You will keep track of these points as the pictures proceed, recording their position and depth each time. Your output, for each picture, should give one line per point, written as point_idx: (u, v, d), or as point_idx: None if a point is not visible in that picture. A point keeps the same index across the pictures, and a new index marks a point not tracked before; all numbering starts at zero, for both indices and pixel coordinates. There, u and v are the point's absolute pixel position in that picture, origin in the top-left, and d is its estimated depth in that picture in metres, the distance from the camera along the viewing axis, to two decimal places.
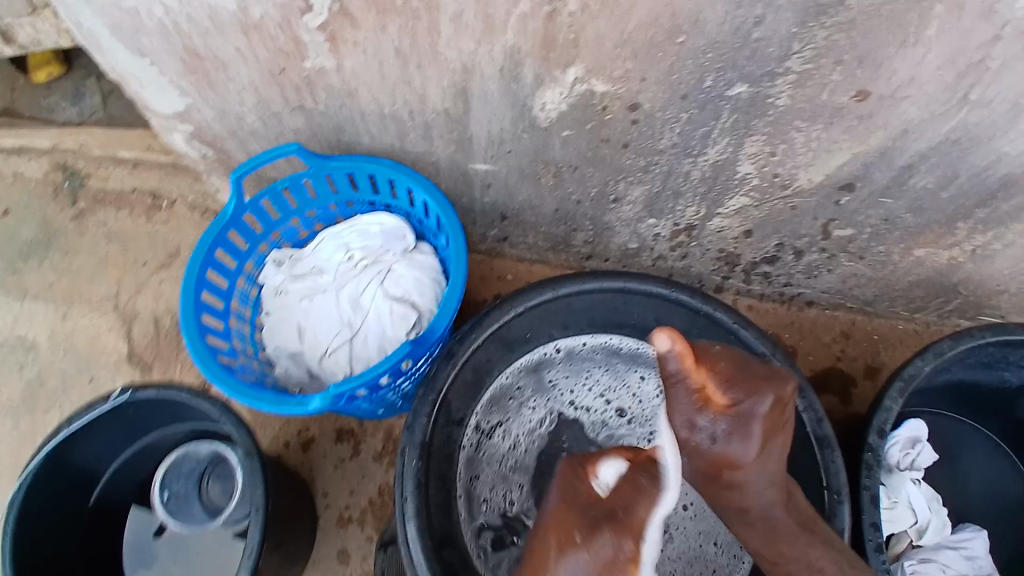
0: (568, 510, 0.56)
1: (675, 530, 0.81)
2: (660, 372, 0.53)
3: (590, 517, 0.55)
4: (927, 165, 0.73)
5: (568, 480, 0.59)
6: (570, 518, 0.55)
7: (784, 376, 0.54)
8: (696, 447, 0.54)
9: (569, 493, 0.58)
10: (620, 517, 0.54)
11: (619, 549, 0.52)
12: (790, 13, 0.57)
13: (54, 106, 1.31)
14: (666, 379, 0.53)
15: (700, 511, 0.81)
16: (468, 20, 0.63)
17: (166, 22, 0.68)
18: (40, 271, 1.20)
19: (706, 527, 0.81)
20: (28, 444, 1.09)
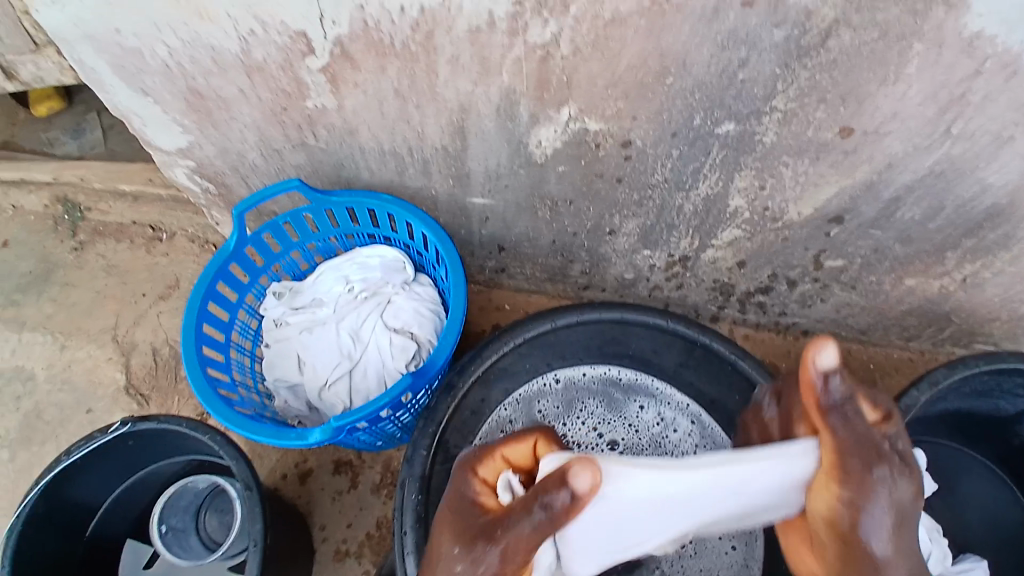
0: (460, 518, 0.53)
1: (671, 566, 0.80)
2: (823, 395, 0.50)
3: (476, 524, 0.51)
4: (913, 197, 0.74)
5: (465, 485, 0.56)
6: (459, 524, 0.52)
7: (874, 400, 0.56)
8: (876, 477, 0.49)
9: (462, 503, 0.54)
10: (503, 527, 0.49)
11: (503, 567, 0.49)
12: (772, 55, 0.59)
13: (54, 141, 1.33)
14: (832, 402, 0.50)
15: (700, 548, 0.80)
16: (464, 62, 0.65)
17: (171, 64, 0.70)
18: (39, 304, 1.21)
19: (707, 563, 0.80)
20: (23, 476, 1.09)
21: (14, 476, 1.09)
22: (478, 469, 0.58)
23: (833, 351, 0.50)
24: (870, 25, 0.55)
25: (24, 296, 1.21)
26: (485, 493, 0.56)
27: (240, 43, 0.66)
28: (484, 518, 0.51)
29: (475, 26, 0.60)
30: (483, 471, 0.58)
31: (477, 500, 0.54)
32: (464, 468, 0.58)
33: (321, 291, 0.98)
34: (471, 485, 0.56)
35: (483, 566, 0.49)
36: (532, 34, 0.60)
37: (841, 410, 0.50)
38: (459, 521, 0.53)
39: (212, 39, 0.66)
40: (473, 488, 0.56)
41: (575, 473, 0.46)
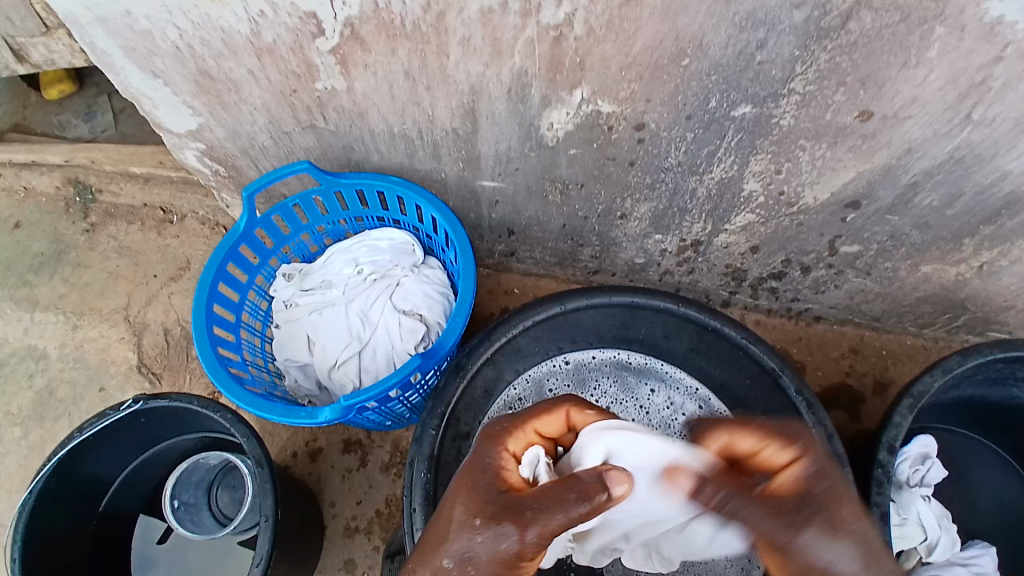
0: (483, 492, 0.50)
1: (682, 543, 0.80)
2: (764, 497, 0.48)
3: (500, 501, 0.49)
4: (931, 183, 0.73)
5: (492, 456, 0.54)
6: (481, 498, 0.49)
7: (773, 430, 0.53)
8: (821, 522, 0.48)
9: (486, 473, 0.52)
10: (530, 513, 0.47)
11: (523, 548, 0.47)
12: (792, 37, 0.58)
13: (65, 123, 1.33)
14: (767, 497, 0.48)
15: None
16: (477, 43, 0.64)
17: (179, 45, 0.69)
18: (51, 284, 1.21)
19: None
20: (39, 453, 1.11)
21: (28, 452, 1.11)
22: (507, 441, 0.55)
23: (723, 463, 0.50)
24: (892, 8, 0.53)
25: (36, 276, 1.22)
26: (508, 465, 0.54)
27: (250, 24, 0.65)
28: (511, 496, 0.49)
29: (487, 7, 0.59)
30: (512, 442, 0.55)
31: (501, 473, 0.52)
32: (491, 441, 0.55)
33: (331, 273, 0.97)
34: (496, 458, 0.53)
35: (504, 543, 0.46)
36: (546, 15, 0.59)
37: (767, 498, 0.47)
38: (483, 495, 0.50)
39: (222, 21, 0.65)
40: (500, 462, 0.53)
41: (614, 479, 0.50)
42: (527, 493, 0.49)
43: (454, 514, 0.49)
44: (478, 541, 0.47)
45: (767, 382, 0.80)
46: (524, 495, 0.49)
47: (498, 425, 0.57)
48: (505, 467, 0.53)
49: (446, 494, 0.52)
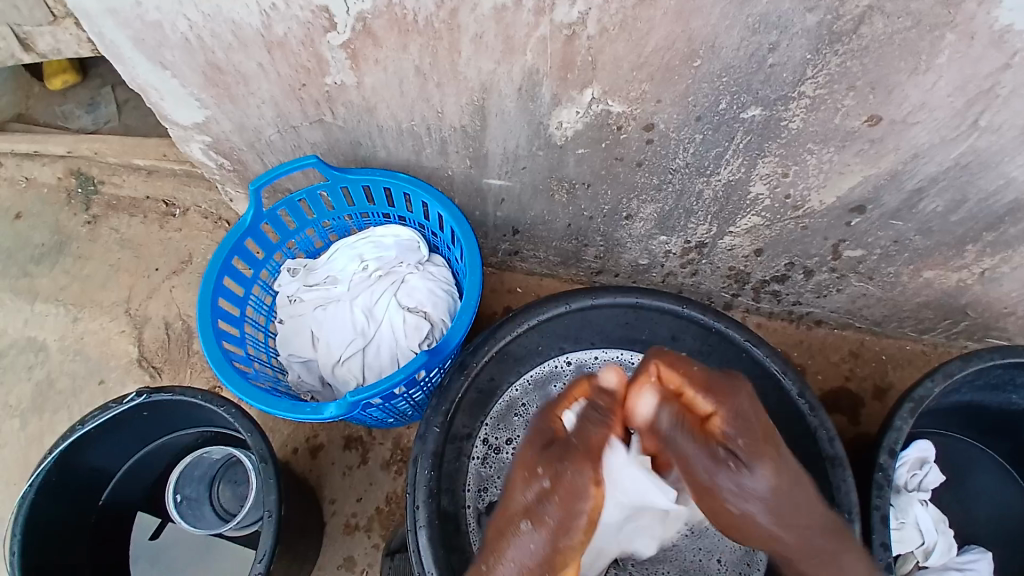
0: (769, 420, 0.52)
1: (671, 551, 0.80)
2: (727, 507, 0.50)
3: (548, 453, 0.51)
4: (936, 189, 0.73)
5: (671, 371, 0.54)
6: (533, 457, 0.52)
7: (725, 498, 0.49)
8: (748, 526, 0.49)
9: (753, 440, 0.49)
10: (574, 443, 0.51)
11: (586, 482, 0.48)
12: (804, 40, 0.58)
13: (68, 114, 1.33)
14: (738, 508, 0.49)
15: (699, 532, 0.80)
16: (490, 41, 0.64)
17: (189, 37, 0.69)
18: (51, 276, 1.21)
19: (708, 545, 0.80)
20: (36, 445, 1.10)
21: (26, 444, 1.11)
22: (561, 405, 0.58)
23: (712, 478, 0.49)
24: (903, 14, 0.54)
25: (36, 268, 1.22)
26: (689, 393, 0.52)
27: (262, 18, 0.65)
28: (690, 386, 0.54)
29: (501, 4, 0.59)
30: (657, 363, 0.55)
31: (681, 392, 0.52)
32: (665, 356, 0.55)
33: (335, 268, 0.97)
34: (698, 391, 0.51)
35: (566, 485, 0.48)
36: (560, 14, 0.59)
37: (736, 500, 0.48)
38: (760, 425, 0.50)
39: (233, 14, 0.65)
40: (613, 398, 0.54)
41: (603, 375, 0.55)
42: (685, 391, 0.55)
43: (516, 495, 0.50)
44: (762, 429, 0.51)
45: (771, 385, 0.80)
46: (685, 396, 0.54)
47: (689, 365, 0.54)
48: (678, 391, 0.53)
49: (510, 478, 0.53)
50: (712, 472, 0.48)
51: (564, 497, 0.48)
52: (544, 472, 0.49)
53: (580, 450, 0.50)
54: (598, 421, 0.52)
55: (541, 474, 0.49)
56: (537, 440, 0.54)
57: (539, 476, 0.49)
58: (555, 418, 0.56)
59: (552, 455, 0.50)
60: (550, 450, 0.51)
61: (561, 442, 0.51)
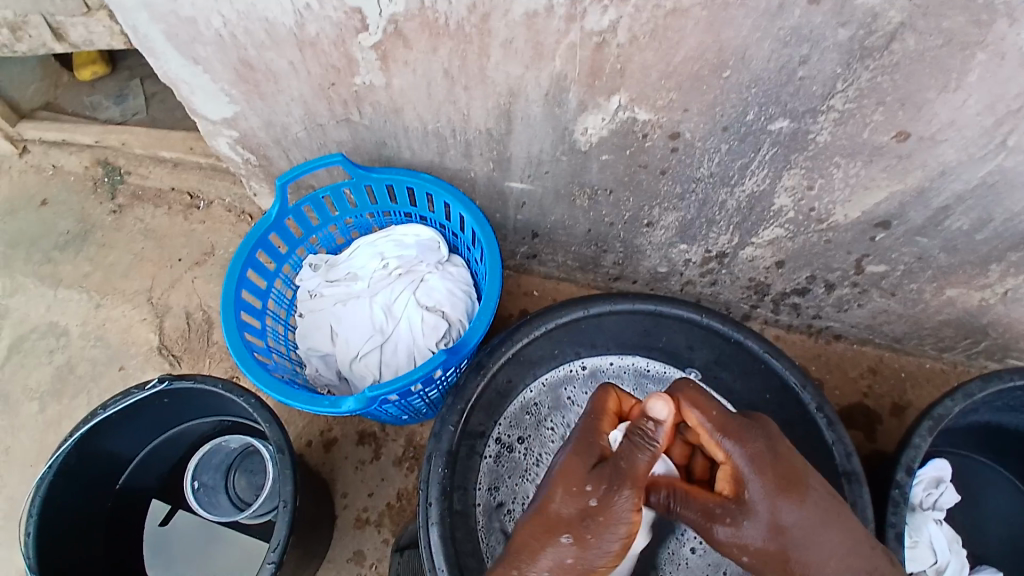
0: (791, 456, 0.57)
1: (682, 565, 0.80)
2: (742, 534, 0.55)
3: (593, 473, 0.54)
4: (963, 207, 0.72)
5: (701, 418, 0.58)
6: (579, 470, 0.55)
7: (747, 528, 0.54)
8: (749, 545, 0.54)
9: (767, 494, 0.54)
10: (620, 467, 0.54)
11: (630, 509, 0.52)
12: (835, 54, 0.57)
13: (97, 104, 1.36)
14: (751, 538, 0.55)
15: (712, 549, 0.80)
16: (518, 46, 0.64)
17: (223, 34, 0.70)
18: (76, 262, 1.23)
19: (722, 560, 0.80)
20: (56, 428, 1.12)
21: (45, 427, 1.13)
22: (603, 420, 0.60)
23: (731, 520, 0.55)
24: (936, 31, 0.53)
25: (61, 254, 1.24)
26: (707, 437, 0.58)
27: (295, 17, 0.66)
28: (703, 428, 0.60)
29: (531, 11, 0.60)
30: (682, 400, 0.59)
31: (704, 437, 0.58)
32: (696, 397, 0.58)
33: (357, 265, 0.98)
34: (717, 438, 0.57)
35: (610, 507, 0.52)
36: (590, 21, 0.59)
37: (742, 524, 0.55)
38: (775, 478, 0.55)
39: (267, 12, 0.66)
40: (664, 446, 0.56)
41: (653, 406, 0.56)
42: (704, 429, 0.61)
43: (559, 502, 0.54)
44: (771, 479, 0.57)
45: (788, 398, 0.79)
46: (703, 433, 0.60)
47: (715, 409, 0.58)
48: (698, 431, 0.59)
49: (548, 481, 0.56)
50: (712, 524, 0.56)
51: (603, 520, 0.52)
52: (592, 493, 0.53)
53: (623, 479, 0.53)
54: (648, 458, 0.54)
55: (585, 491, 0.53)
56: (590, 448, 0.56)
57: (585, 495, 0.53)
58: (603, 431, 0.59)
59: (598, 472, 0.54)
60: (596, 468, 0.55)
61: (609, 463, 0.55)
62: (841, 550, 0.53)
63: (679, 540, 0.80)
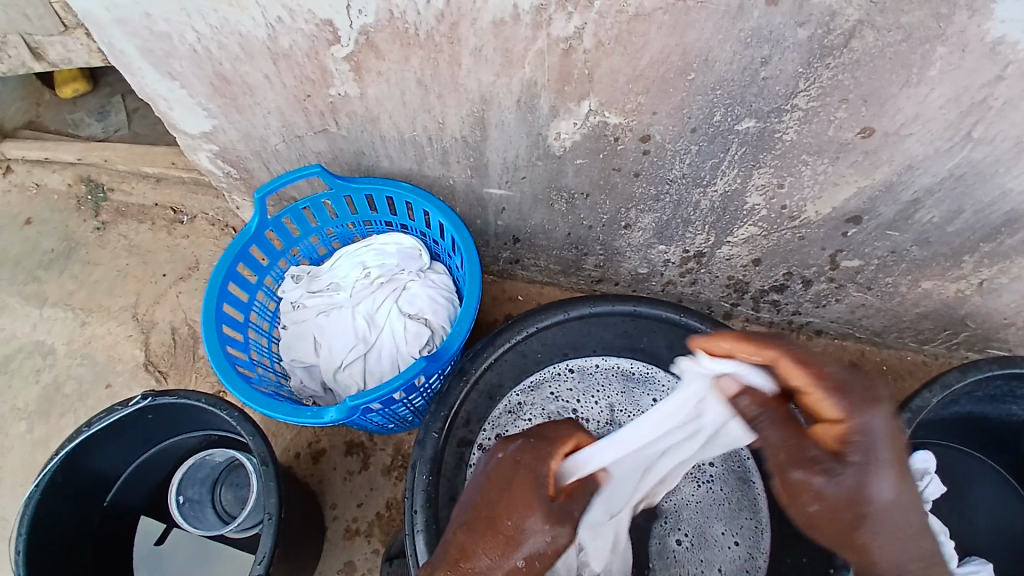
0: (899, 436, 0.51)
1: (675, 561, 0.84)
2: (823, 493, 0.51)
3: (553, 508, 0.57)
4: (933, 200, 0.74)
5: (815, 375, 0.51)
6: (535, 496, 0.57)
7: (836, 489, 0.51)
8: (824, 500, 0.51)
9: (871, 462, 0.50)
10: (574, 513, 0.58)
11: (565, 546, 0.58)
12: (796, 53, 0.59)
13: (79, 122, 1.36)
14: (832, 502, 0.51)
15: (698, 540, 0.85)
16: (488, 54, 0.66)
17: (198, 48, 0.71)
18: (61, 281, 1.23)
19: (711, 556, 0.84)
20: (43, 447, 1.12)
21: (33, 446, 1.12)
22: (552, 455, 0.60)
23: (813, 472, 0.51)
24: (894, 28, 0.55)
25: (46, 272, 1.24)
26: (815, 396, 0.51)
27: (268, 30, 0.67)
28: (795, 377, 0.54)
29: (499, 18, 0.61)
30: (787, 361, 0.52)
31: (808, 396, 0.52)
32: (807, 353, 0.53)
33: (338, 276, 0.99)
34: (830, 400, 0.51)
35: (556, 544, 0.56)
36: (556, 28, 0.61)
37: (831, 486, 0.51)
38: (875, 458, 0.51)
39: (241, 26, 0.67)
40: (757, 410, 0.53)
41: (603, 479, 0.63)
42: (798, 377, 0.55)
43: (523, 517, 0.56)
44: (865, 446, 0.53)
45: None
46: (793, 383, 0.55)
47: (834, 367, 0.52)
48: (802, 388, 0.52)
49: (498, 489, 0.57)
50: (793, 465, 0.52)
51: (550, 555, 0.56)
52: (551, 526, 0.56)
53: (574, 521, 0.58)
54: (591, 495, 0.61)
55: (549, 527, 0.56)
56: (543, 486, 0.58)
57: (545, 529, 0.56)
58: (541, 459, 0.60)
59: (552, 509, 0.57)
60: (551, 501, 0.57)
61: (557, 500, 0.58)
62: (910, 533, 0.52)
63: (665, 534, 0.86)
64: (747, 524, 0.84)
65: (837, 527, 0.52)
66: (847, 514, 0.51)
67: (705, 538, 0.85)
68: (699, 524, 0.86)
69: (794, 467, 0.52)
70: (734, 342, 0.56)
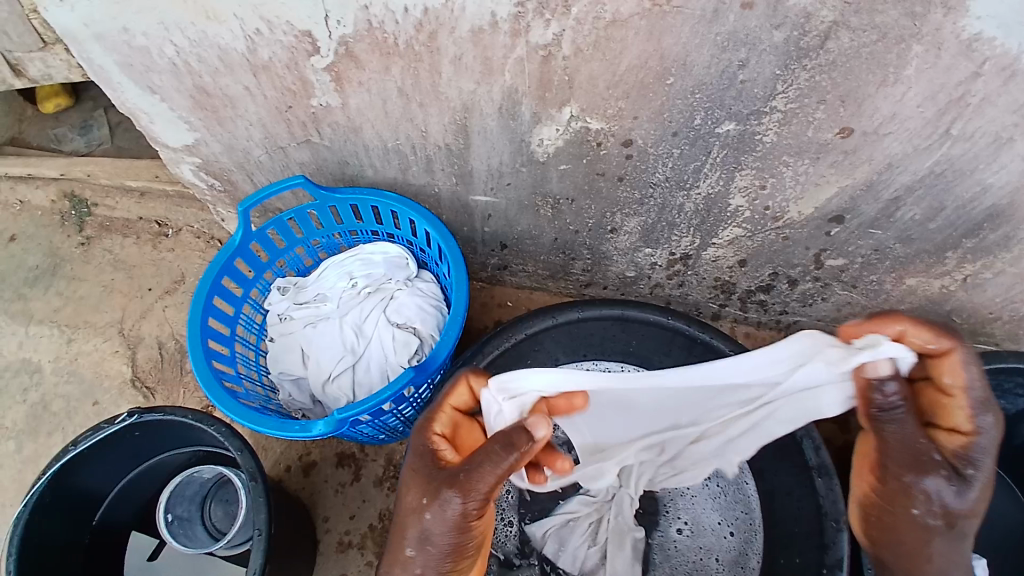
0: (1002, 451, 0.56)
1: (673, 549, 0.89)
2: (928, 497, 0.55)
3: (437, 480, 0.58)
4: (913, 198, 0.75)
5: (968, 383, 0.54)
6: (419, 480, 0.59)
7: (943, 493, 0.55)
8: (928, 504, 0.55)
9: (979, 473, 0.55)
10: (462, 478, 0.56)
11: (466, 506, 0.56)
12: (773, 56, 0.60)
13: (62, 137, 1.35)
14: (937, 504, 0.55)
15: (696, 529, 0.89)
16: (468, 62, 0.66)
17: (177, 62, 0.71)
18: (46, 298, 1.22)
19: (709, 544, 0.87)
20: (31, 467, 1.11)
21: (21, 466, 1.11)
22: (434, 425, 0.61)
23: (931, 475, 0.54)
24: (869, 28, 0.55)
25: (30, 290, 1.23)
26: (957, 402, 0.55)
27: (247, 43, 0.67)
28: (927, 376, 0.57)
29: (479, 27, 0.61)
30: (957, 359, 0.54)
31: (950, 399, 0.55)
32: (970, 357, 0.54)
33: (325, 286, 0.98)
34: (972, 413, 0.54)
35: (449, 510, 0.57)
36: (535, 35, 0.61)
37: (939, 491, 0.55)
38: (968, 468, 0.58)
39: (220, 39, 0.67)
40: (900, 403, 0.54)
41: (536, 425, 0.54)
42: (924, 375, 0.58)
43: (409, 502, 0.59)
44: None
45: None
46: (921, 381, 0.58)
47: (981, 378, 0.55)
48: (951, 389, 0.55)
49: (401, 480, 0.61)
50: (915, 465, 0.55)
51: (451, 524, 0.57)
52: (430, 503, 0.57)
53: (461, 485, 0.56)
54: (501, 445, 0.54)
55: (427, 500, 0.58)
56: (424, 462, 0.59)
57: (422, 504, 0.58)
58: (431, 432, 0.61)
59: (433, 479, 0.58)
60: (437, 471, 0.58)
61: (447, 467, 0.58)
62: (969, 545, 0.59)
63: (666, 525, 0.90)
64: (742, 517, 0.86)
65: (921, 530, 0.57)
66: (939, 518, 0.56)
67: (701, 527, 0.89)
68: (694, 513, 0.90)
69: (915, 471, 0.55)
70: (911, 324, 0.54)
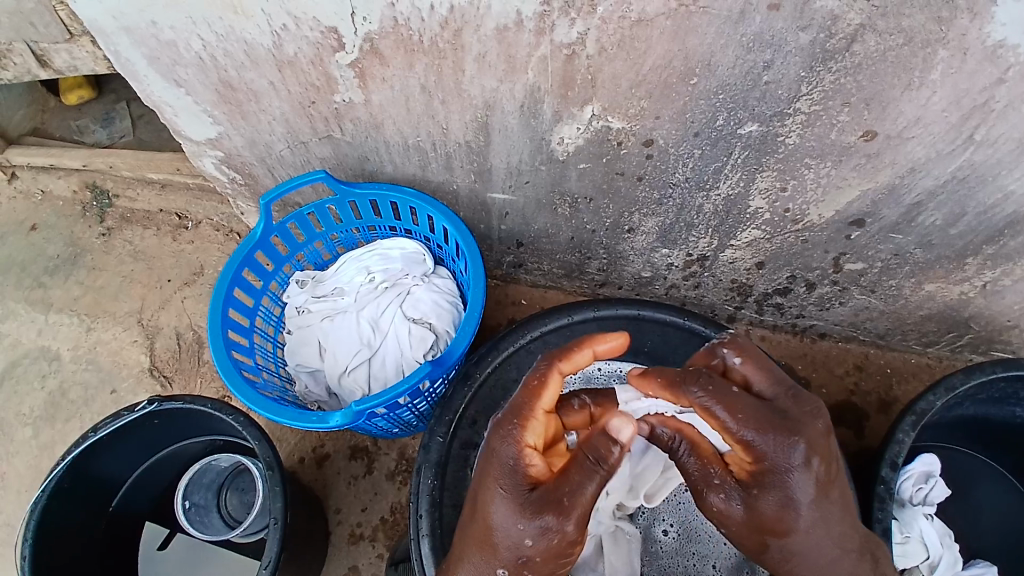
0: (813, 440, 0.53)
1: (666, 557, 0.82)
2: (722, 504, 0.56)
3: (531, 501, 0.52)
4: (935, 203, 0.74)
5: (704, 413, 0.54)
6: (508, 501, 0.53)
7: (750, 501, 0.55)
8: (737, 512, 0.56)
9: (783, 473, 0.53)
10: (564, 502, 0.51)
11: (568, 531, 0.52)
12: (798, 57, 0.59)
13: (85, 128, 1.37)
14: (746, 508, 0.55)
15: (684, 532, 0.83)
16: (491, 60, 0.66)
17: (203, 56, 0.72)
18: (66, 286, 1.24)
19: (703, 550, 0.82)
20: (48, 453, 1.13)
21: (38, 452, 1.13)
22: (527, 435, 0.55)
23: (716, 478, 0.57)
24: (895, 31, 0.55)
25: (51, 278, 1.25)
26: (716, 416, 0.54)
27: (273, 37, 0.68)
28: (763, 409, 0.53)
29: (503, 25, 0.62)
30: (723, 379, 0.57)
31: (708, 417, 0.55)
32: (720, 398, 0.53)
33: (342, 280, 0.99)
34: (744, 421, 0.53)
35: (550, 537, 0.52)
36: (559, 33, 0.61)
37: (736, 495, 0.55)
38: (783, 500, 0.53)
39: (246, 33, 0.67)
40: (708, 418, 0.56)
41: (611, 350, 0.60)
42: (784, 405, 0.55)
43: (497, 521, 0.53)
44: (810, 479, 0.53)
45: None
46: (782, 405, 0.55)
47: (731, 416, 0.52)
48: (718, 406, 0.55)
49: (481, 499, 0.55)
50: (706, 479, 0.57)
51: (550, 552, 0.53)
52: (530, 530, 0.52)
53: (562, 508, 0.51)
54: (593, 462, 0.52)
55: (524, 525, 0.52)
56: (513, 479, 0.54)
57: (520, 535, 0.52)
58: (524, 444, 0.55)
59: (533, 500, 0.52)
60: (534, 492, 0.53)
61: (544, 489, 0.52)
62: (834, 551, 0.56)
63: (651, 526, 0.83)
64: None
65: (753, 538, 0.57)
66: (765, 527, 0.55)
67: (695, 531, 0.82)
68: (683, 516, 0.83)
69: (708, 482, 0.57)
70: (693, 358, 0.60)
